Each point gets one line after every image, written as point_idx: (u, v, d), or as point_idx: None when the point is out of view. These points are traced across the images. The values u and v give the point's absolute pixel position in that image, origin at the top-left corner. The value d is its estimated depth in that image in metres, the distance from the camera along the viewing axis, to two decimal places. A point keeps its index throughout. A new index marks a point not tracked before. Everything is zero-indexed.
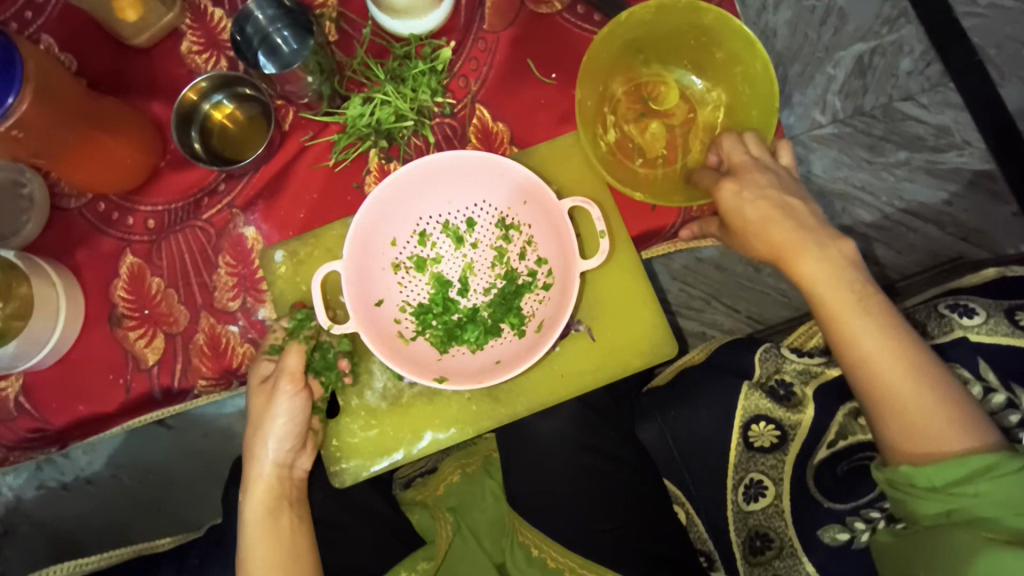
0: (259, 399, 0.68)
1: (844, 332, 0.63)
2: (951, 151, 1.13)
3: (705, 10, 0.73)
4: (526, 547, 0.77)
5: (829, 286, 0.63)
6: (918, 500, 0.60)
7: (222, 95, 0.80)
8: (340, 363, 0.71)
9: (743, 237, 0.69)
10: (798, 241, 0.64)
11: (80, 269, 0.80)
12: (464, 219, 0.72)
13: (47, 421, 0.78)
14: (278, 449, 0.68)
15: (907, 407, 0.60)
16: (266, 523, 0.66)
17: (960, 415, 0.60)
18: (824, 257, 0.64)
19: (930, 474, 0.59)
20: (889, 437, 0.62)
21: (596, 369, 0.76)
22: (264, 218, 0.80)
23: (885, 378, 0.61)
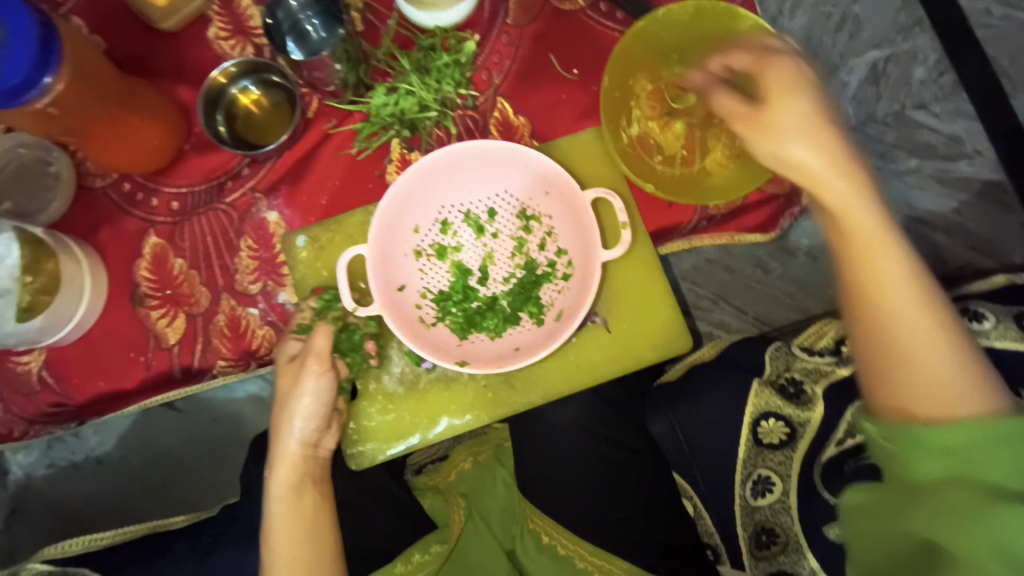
0: (286, 377, 0.69)
1: (873, 277, 0.62)
2: (962, 160, 1.14)
3: (741, 18, 0.75)
4: (536, 534, 0.78)
5: (865, 226, 0.62)
6: (921, 457, 0.57)
7: (250, 80, 0.80)
8: (367, 345, 0.73)
9: (770, 137, 0.64)
10: (832, 176, 0.63)
11: (104, 248, 0.81)
12: (486, 209, 0.72)
13: (68, 395, 0.79)
14: (303, 429, 0.68)
15: (928, 362, 0.59)
16: (291, 503, 0.67)
17: (977, 377, 0.59)
18: (854, 186, 0.63)
19: (940, 434, 0.57)
20: (898, 393, 0.60)
21: (610, 361, 0.77)
22: (287, 204, 0.81)
23: (908, 328, 0.60)
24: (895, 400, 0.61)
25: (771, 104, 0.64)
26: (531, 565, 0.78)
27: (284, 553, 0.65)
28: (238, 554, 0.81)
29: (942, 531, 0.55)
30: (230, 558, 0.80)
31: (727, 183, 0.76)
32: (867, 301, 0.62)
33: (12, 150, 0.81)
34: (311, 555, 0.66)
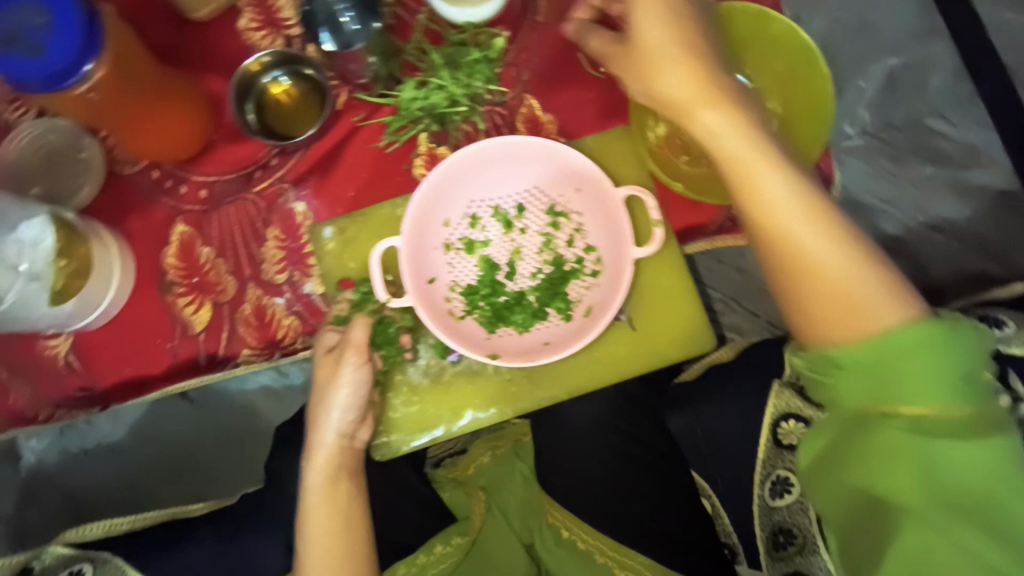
0: (323, 367, 0.70)
1: (758, 201, 0.62)
2: (976, 168, 1.14)
3: (773, 21, 0.76)
4: (555, 528, 0.80)
5: (738, 150, 0.62)
6: (844, 385, 0.58)
7: (282, 72, 0.81)
8: (402, 338, 0.75)
9: (645, 74, 0.63)
10: (707, 98, 0.62)
11: (132, 235, 0.81)
12: (514, 204, 0.73)
13: (96, 380, 0.81)
14: (341, 418, 0.70)
15: (831, 277, 0.60)
16: (326, 490, 0.69)
17: (883, 282, 0.59)
18: (726, 109, 0.62)
19: (854, 353, 0.58)
20: (811, 316, 0.61)
21: (634, 359, 0.77)
22: (315, 194, 0.82)
23: (804, 247, 0.60)
24: (811, 323, 0.61)
25: (643, 38, 0.62)
26: (550, 558, 0.79)
27: (319, 540, 0.68)
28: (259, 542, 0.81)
29: (884, 481, 0.56)
30: (251, 547, 0.81)
31: None
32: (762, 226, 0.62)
33: (42, 135, 0.81)
34: (345, 540, 0.68)
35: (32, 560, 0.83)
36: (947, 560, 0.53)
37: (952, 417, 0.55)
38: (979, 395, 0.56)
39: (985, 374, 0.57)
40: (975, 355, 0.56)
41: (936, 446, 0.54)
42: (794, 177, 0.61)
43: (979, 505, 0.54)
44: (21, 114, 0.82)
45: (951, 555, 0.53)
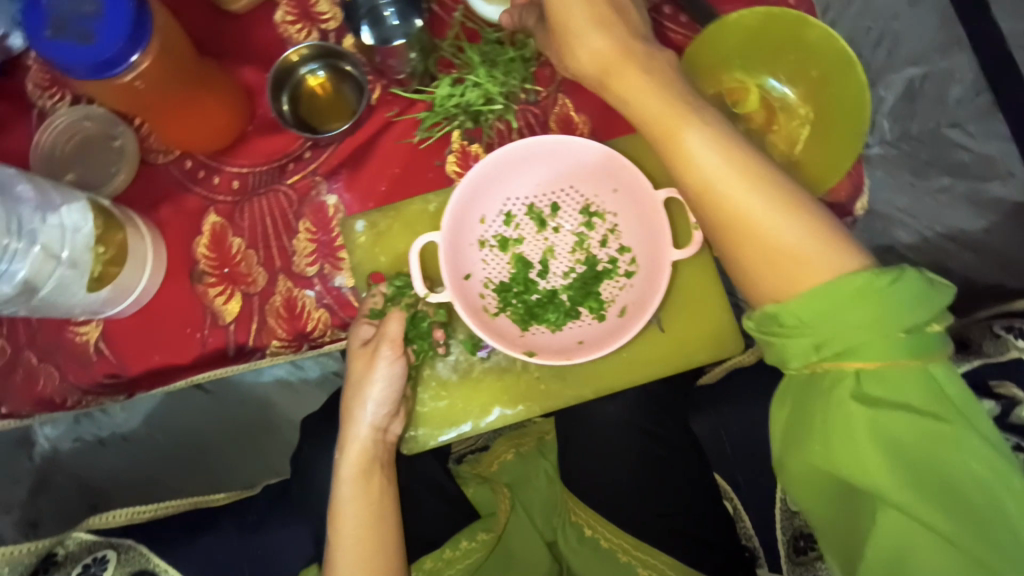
0: (358, 361, 0.73)
1: (684, 158, 0.61)
2: (995, 181, 1.13)
3: (810, 26, 0.76)
4: (579, 526, 0.80)
5: (657, 105, 0.61)
6: (788, 345, 0.58)
7: (319, 65, 0.81)
8: (435, 333, 0.75)
9: (570, 44, 0.62)
10: (622, 59, 0.61)
11: (163, 224, 0.81)
12: (549, 203, 0.73)
13: (124, 367, 0.80)
14: (374, 412, 0.73)
15: (765, 229, 0.59)
16: (357, 482, 0.72)
17: (818, 230, 0.59)
18: (649, 68, 0.61)
19: (798, 309, 0.57)
20: (751, 273, 0.61)
21: (662, 361, 0.78)
22: (347, 187, 0.82)
23: (733, 201, 0.60)
24: (753, 279, 0.61)
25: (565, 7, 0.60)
26: (573, 558, 0.78)
27: (351, 532, 0.70)
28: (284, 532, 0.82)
29: (849, 460, 0.55)
30: (275, 537, 0.81)
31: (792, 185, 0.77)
32: (693, 184, 0.62)
33: (77, 122, 0.82)
34: (376, 531, 0.71)
35: (54, 546, 0.83)
36: (908, 534, 0.54)
37: (902, 378, 0.55)
38: (924, 349, 0.55)
39: (932, 326, 0.56)
40: (923, 305, 0.55)
41: (894, 417, 0.54)
42: (715, 127, 0.61)
43: (940, 476, 0.54)
44: (57, 101, 0.83)
45: (912, 529, 0.54)
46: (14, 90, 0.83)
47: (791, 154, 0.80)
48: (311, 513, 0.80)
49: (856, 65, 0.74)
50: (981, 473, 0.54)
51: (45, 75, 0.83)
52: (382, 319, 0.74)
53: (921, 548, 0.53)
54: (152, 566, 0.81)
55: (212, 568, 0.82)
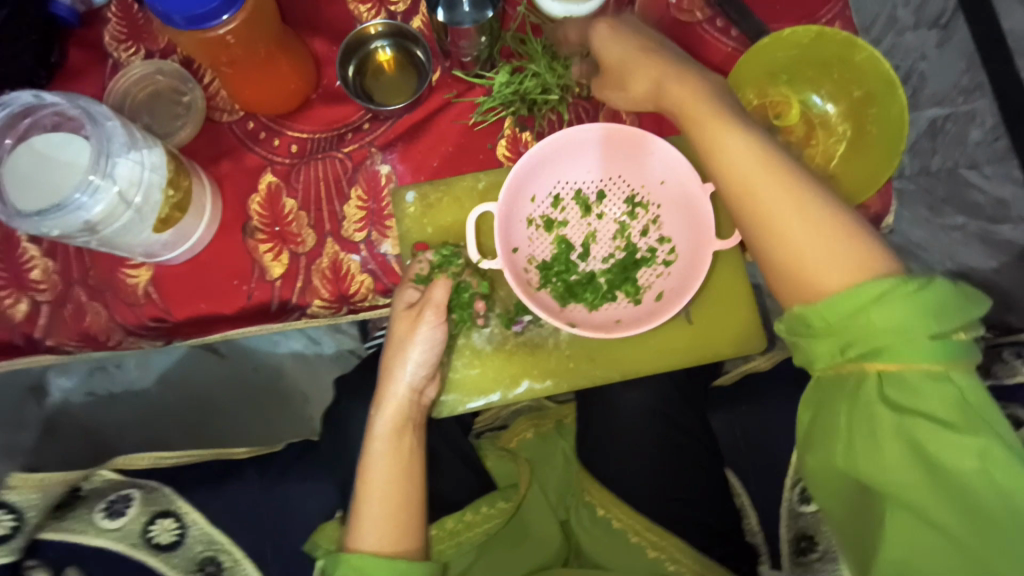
0: (402, 322, 0.75)
1: (726, 163, 0.66)
2: (1006, 224, 1.20)
3: (859, 48, 0.80)
4: (591, 506, 0.83)
5: (708, 114, 0.68)
6: (813, 345, 0.60)
7: (388, 42, 0.85)
8: (476, 304, 0.78)
9: (616, 82, 0.78)
10: (674, 77, 0.72)
11: (221, 178, 0.85)
12: (596, 190, 0.77)
13: (169, 311, 0.83)
14: (414, 373, 0.75)
15: (793, 230, 0.62)
16: (391, 440, 0.73)
17: (849, 238, 0.61)
18: (694, 78, 0.72)
19: (825, 308, 0.58)
20: (782, 274, 0.63)
21: (688, 351, 0.81)
22: (401, 159, 0.86)
23: (764, 201, 0.63)
24: (784, 282, 0.63)
25: (609, 48, 0.76)
26: (584, 534, 0.82)
27: (381, 486, 0.71)
28: (305, 488, 0.84)
29: (866, 461, 0.57)
30: (300, 489, 0.84)
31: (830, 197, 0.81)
32: (728, 180, 0.66)
33: (151, 76, 0.86)
34: (404, 488, 0.72)
35: (80, 480, 0.83)
36: (918, 535, 0.55)
37: (925, 386, 0.55)
38: (948, 355, 0.56)
39: (958, 336, 0.56)
40: (949, 316, 0.56)
41: (912, 423, 0.55)
42: (756, 137, 0.66)
43: (958, 483, 0.54)
44: (131, 54, 0.86)
45: (921, 528, 0.55)
46: (92, 39, 0.87)
47: (827, 168, 0.84)
48: (337, 470, 0.81)
49: (898, 88, 0.78)
50: (1000, 482, 0.54)
51: (122, 28, 0.87)
52: (427, 285, 0.76)
53: (931, 547, 0.54)
54: (176, 508, 0.83)
55: (233, 517, 0.83)
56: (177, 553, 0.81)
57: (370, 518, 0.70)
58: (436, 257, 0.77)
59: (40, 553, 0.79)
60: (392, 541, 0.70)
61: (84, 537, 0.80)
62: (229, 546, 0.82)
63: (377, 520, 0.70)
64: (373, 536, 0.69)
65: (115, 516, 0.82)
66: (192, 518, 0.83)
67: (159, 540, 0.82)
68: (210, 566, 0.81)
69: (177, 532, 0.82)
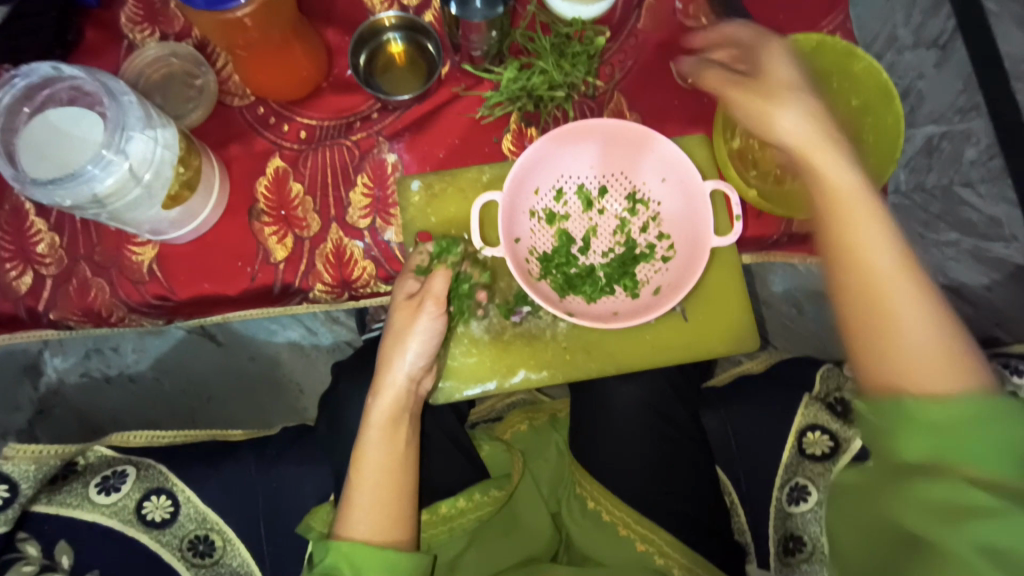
0: (402, 312, 0.75)
1: (860, 250, 0.67)
2: (999, 242, 1.22)
3: (856, 58, 0.83)
4: (582, 498, 0.84)
5: (848, 196, 0.68)
6: (910, 432, 0.57)
7: (400, 34, 0.87)
8: (477, 295, 0.80)
9: (757, 126, 0.74)
10: (823, 145, 0.70)
11: (230, 161, 0.86)
12: (598, 186, 0.79)
13: (173, 291, 0.84)
14: (413, 361, 0.75)
15: (908, 334, 0.63)
16: (386, 428, 0.73)
17: (964, 357, 0.61)
18: (839, 156, 0.70)
19: (934, 407, 0.57)
20: (883, 367, 0.63)
21: (681, 346, 0.83)
22: (408, 149, 0.87)
23: (887, 301, 0.64)
24: (883, 373, 0.63)
25: (747, 97, 0.74)
26: (574, 528, 0.83)
27: (376, 472, 0.71)
28: (300, 470, 0.83)
29: (928, 527, 0.54)
30: (293, 474, 0.83)
31: None
32: (856, 272, 0.67)
33: (165, 58, 0.87)
34: (398, 476, 0.72)
35: (77, 455, 0.85)
36: None
37: (1006, 482, 0.54)
38: None
39: None
40: None
41: (995, 524, 0.52)
42: (886, 236, 0.66)
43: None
44: (147, 36, 0.88)
45: None
46: (109, 19, 0.88)
47: None
48: (332, 455, 0.81)
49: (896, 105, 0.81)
50: None
51: (139, 10, 0.88)
52: (427, 276, 0.77)
53: None
54: (169, 485, 0.83)
55: (227, 497, 0.82)
56: (169, 531, 0.81)
57: (362, 504, 0.70)
58: (435, 249, 0.78)
59: (31, 526, 0.78)
60: (383, 530, 0.70)
61: (77, 511, 0.80)
62: (220, 525, 0.81)
63: (370, 510, 0.70)
64: (365, 525, 0.69)
65: (110, 491, 0.81)
66: (186, 496, 0.82)
67: (152, 517, 0.81)
68: (201, 546, 0.81)
69: (170, 511, 0.82)
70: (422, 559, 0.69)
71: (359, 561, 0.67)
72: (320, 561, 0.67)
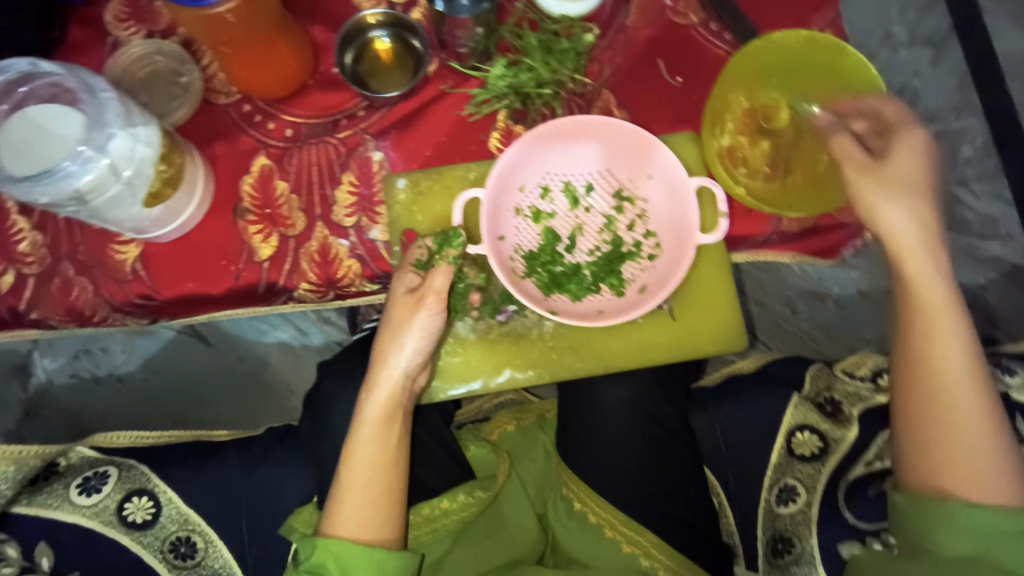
0: (400, 307, 0.73)
1: (939, 357, 0.68)
2: (993, 241, 1.22)
3: (846, 54, 0.81)
4: (569, 500, 0.82)
5: (933, 307, 0.69)
6: (952, 529, 0.64)
7: (386, 32, 0.86)
8: (471, 296, 0.78)
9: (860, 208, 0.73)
10: (917, 248, 0.70)
11: (215, 159, 0.85)
12: (585, 183, 0.78)
13: (156, 290, 0.83)
14: (410, 357, 0.73)
15: (969, 444, 0.66)
16: (378, 429, 0.72)
17: (1015, 474, 0.65)
18: (933, 263, 0.70)
19: (978, 517, 0.63)
20: (935, 466, 0.67)
21: (668, 345, 0.82)
22: (394, 147, 0.86)
23: (956, 411, 0.67)
24: (930, 472, 0.67)
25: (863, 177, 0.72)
26: (560, 529, 0.82)
27: (359, 472, 0.70)
28: (284, 471, 0.82)
29: None
30: (276, 474, 0.82)
31: (810, 198, 0.83)
32: (929, 379, 0.68)
33: (150, 56, 0.87)
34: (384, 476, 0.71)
35: (59, 455, 0.84)
36: None
37: None
38: None
39: None
40: None
41: None
42: (967, 350, 0.68)
43: None
44: (132, 34, 0.87)
45: None
46: (94, 17, 0.88)
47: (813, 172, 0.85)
48: (315, 455, 0.80)
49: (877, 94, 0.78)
50: None
51: (124, 8, 0.88)
52: (427, 270, 0.75)
53: None
54: (151, 486, 0.82)
55: (210, 498, 0.82)
56: (150, 532, 0.80)
57: (351, 504, 0.69)
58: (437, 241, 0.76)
59: (11, 527, 0.78)
60: (370, 528, 0.69)
61: (58, 512, 0.79)
62: (203, 527, 0.80)
63: (356, 506, 0.69)
64: (353, 522, 0.69)
65: (90, 493, 0.81)
66: (168, 497, 0.82)
67: (133, 519, 0.80)
68: (183, 547, 0.80)
69: (151, 512, 0.81)
70: (410, 558, 0.69)
71: (347, 558, 0.67)
72: (307, 559, 0.68)
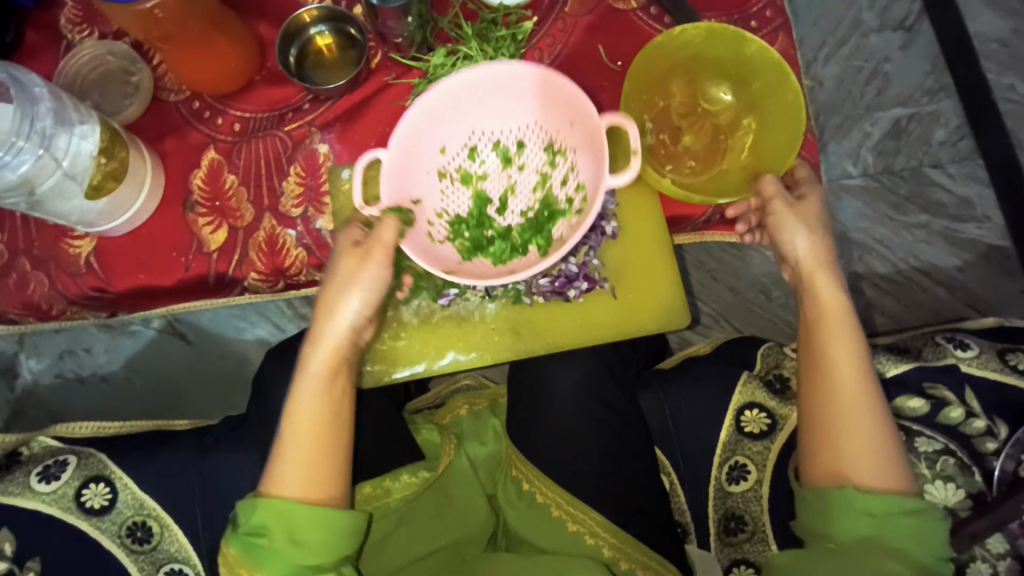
0: (349, 258, 0.71)
1: (840, 357, 0.69)
2: (970, 223, 1.20)
3: (748, 41, 0.81)
4: (517, 482, 0.83)
5: (829, 309, 0.71)
6: (847, 515, 0.62)
7: (327, 27, 0.88)
8: (404, 277, 0.83)
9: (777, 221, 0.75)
10: (819, 262, 0.73)
11: (166, 154, 0.87)
12: (514, 140, 0.81)
13: (110, 282, 0.86)
14: (356, 310, 0.71)
15: (860, 432, 0.65)
16: (320, 388, 0.69)
17: (901, 461, 0.65)
18: (833, 275, 0.73)
19: (871, 499, 0.62)
20: (833, 454, 0.66)
21: (614, 321, 0.87)
22: (338, 139, 0.88)
23: (852, 402, 0.67)
24: (827, 459, 0.66)
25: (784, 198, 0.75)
26: (511, 512, 0.82)
27: (302, 436, 0.67)
28: (236, 457, 0.84)
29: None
30: (227, 460, 0.84)
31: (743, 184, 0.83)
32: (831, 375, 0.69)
33: (101, 57, 0.89)
34: (326, 441, 0.68)
35: (22, 445, 0.86)
36: None
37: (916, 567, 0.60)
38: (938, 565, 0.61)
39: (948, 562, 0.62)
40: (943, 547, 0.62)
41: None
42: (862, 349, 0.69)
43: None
44: (85, 36, 0.90)
45: None
46: (49, 22, 0.90)
47: (740, 162, 0.86)
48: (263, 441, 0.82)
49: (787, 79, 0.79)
50: None
51: (78, 12, 0.90)
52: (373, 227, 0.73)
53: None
54: (108, 473, 0.84)
55: (165, 483, 0.84)
56: (107, 518, 0.82)
57: (291, 463, 0.66)
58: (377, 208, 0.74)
59: None
60: (313, 487, 0.66)
61: (18, 499, 0.82)
62: (157, 511, 0.83)
63: (294, 465, 0.66)
64: (296, 483, 0.66)
65: (49, 480, 0.83)
66: (123, 482, 0.84)
67: (91, 504, 0.83)
68: (139, 532, 0.82)
69: (108, 497, 0.83)
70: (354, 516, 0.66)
71: (295, 521, 0.64)
72: (247, 521, 0.64)
